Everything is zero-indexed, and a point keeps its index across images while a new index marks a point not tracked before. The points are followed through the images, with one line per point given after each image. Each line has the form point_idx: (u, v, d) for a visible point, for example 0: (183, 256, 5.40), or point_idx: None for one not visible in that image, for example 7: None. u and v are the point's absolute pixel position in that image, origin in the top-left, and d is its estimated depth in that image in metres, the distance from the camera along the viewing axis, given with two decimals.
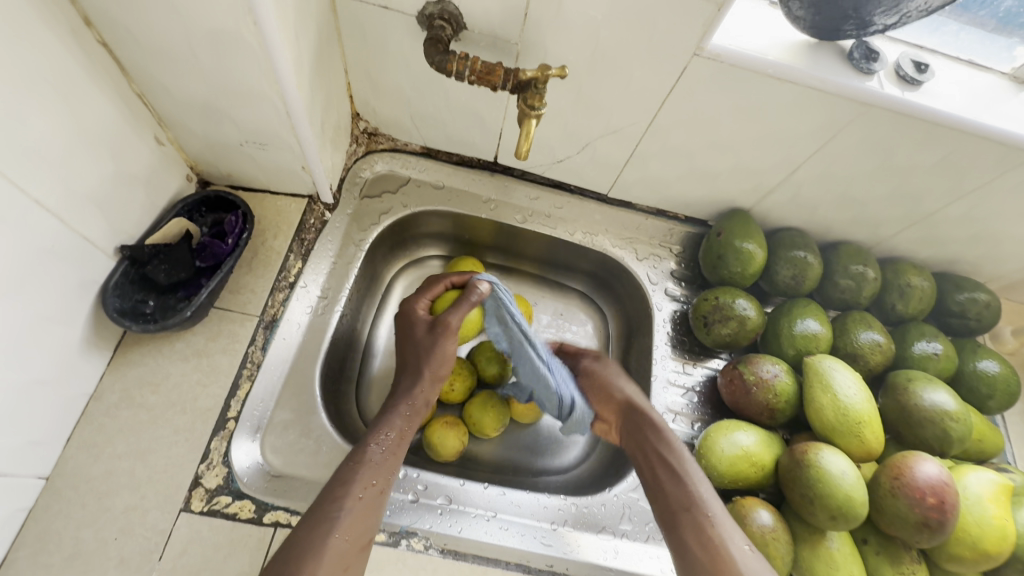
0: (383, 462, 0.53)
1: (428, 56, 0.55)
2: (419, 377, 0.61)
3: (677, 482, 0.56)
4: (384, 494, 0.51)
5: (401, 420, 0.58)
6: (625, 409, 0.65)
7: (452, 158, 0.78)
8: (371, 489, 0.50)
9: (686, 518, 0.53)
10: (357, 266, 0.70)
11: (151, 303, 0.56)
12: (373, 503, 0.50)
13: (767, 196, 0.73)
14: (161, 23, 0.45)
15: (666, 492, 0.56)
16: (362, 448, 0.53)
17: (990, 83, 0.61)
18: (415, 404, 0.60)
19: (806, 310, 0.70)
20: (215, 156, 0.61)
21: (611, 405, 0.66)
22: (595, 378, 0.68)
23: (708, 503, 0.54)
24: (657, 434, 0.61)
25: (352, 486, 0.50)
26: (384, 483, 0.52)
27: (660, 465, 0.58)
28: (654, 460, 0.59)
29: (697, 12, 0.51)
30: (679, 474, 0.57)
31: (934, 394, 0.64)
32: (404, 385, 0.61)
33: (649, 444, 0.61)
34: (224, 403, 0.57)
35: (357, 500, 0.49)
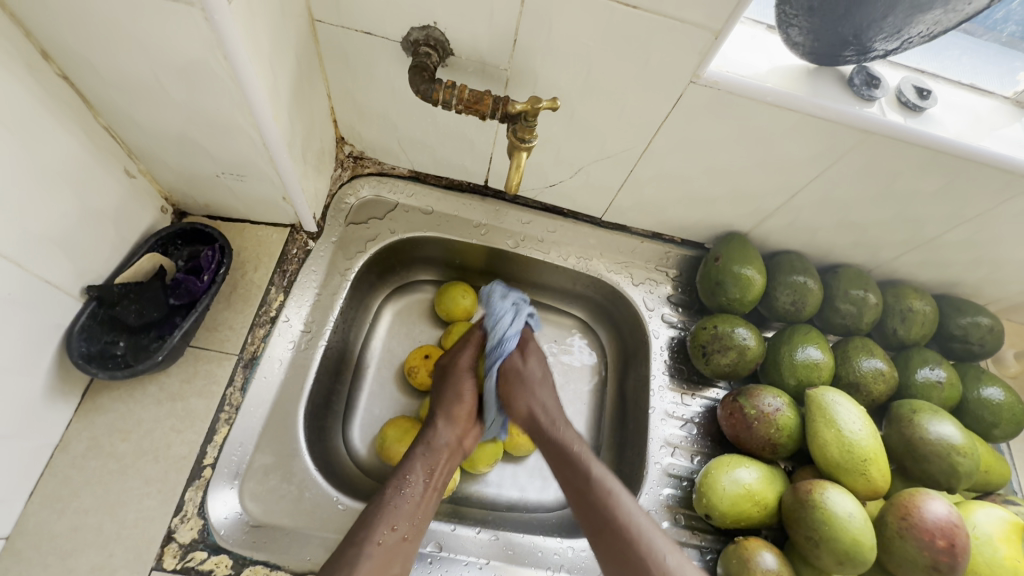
0: (411, 509, 0.55)
1: (413, 84, 0.53)
2: (450, 426, 0.62)
3: (595, 500, 0.56)
4: (408, 541, 0.53)
5: (426, 464, 0.59)
6: (529, 421, 0.63)
7: (441, 182, 0.75)
8: (397, 531, 0.52)
9: (609, 542, 0.54)
10: (343, 297, 0.67)
11: (122, 344, 0.53)
12: (401, 548, 0.52)
13: (765, 220, 0.71)
14: (126, 55, 0.42)
15: (586, 505, 0.56)
16: (393, 490, 0.55)
17: (993, 108, 0.59)
18: (440, 449, 0.60)
19: (807, 338, 0.68)
20: (190, 187, 0.59)
21: (524, 403, 0.63)
22: (507, 376, 0.65)
23: (633, 519, 0.54)
24: (567, 456, 0.59)
25: (381, 530, 0.52)
26: (410, 528, 0.54)
27: (577, 486, 0.57)
28: (572, 487, 0.58)
29: (692, 39, 0.49)
30: (598, 496, 0.56)
31: (940, 427, 0.62)
32: (439, 424, 0.62)
33: (560, 466, 0.60)
34: (200, 450, 0.54)
35: (385, 543, 0.51)
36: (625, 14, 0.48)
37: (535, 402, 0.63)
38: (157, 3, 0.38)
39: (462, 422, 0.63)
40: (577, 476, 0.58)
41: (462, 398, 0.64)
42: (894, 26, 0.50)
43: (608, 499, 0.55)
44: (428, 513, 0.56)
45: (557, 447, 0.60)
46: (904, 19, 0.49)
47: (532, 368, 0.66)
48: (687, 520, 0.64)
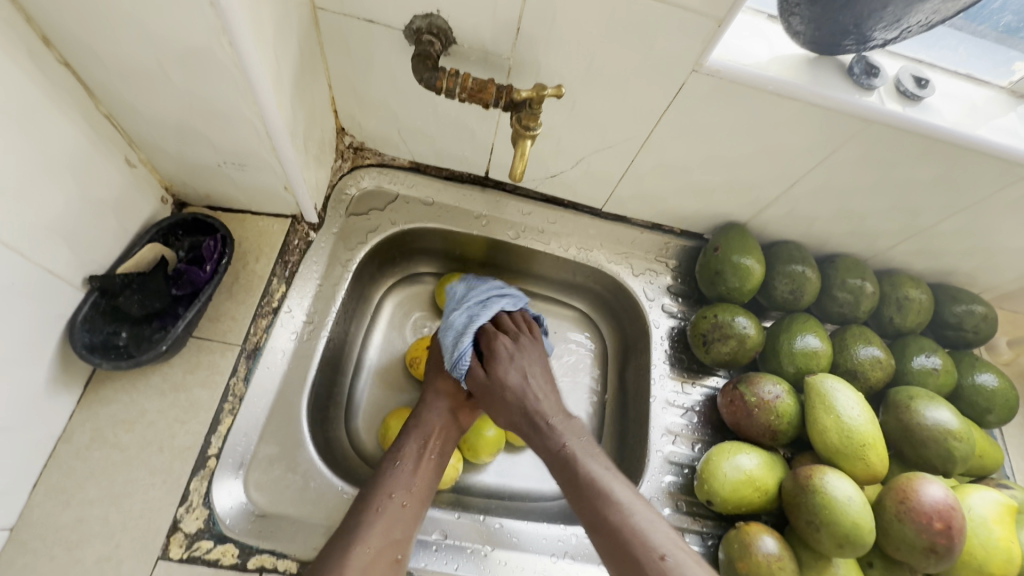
0: (408, 476, 0.56)
1: (416, 73, 0.53)
2: (438, 400, 0.63)
3: (575, 481, 0.53)
4: (409, 507, 0.54)
5: (420, 438, 0.60)
6: (520, 413, 0.59)
7: (442, 173, 0.75)
8: (395, 497, 0.54)
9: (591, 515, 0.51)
10: (345, 288, 0.67)
11: (123, 335, 0.52)
12: (403, 514, 0.53)
13: (764, 210, 0.72)
14: (128, 41, 0.42)
15: (569, 484, 0.53)
16: (388, 463, 0.57)
17: (989, 97, 0.60)
18: (432, 423, 0.61)
19: (805, 326, 0.69)
20: (191, 177, 0.58)
21: (503, 415, 0.60)
22: (483, 394, 0.60)
23: (613, 491, 0.51)
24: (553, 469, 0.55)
25: (379, 497, 0.54)
26: (409, 495, 0.55)
27: (556, 465, 0.55)
28: (545, 448, 0.56)
29: (696, 27, 0.49)
30: (570, 458, 0.54)
31: (936, 413, 0.63)
32: (428, 403, 0.63)
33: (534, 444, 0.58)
34: (204, 440, 0.53)
35: (387, 509, 0.53)
36: (629, 2, 0.48)
37: (496, 391, 0.60)
38: None
39: (452, 399, 0.63)
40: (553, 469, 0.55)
41: (445, 370, 0.65)
42: (893, 16, 0.50)
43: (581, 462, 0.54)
44: (427, 479, 0.57)
45: (523, 414, 0.58)
46: (903, 9, 0.49)
47: (505, 377, 0.60)
48: (689, 507, 0.65)
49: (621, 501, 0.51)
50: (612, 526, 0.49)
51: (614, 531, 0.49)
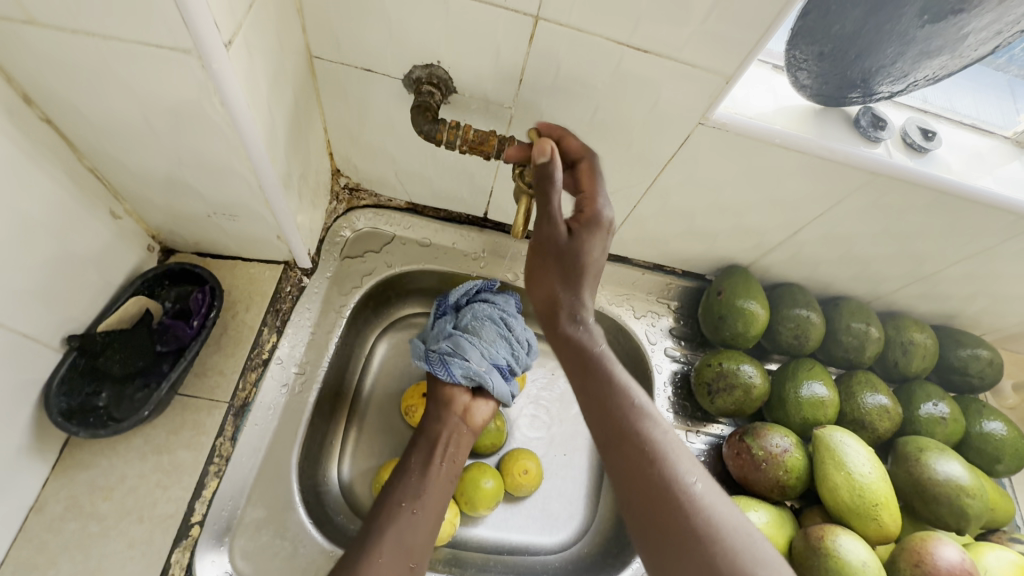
0: (416, 483, 0.57)
1: (415, 123, 0.51)
2: (444, 409, 0.63)
3: (625, 424, 0.45)
4: (418, 514, 0.55)
5: (426, 448, 0.61)
6: (549, 307, 0.54)
7: (439, 214, 0.73)
8: (405, 505, 0.55)
9: (635, 456, 0.43)
10: (338, 335, 0.64)
11: (104, 395, 0.50)
12: (412, 520, 0.54)
13: (766, 254, 0.71)
14: (115, 99, 0.40)
15: (613, 430, 0.45)
16: (398, 473, 0.59)
17: (994, 148, 0.60)
18: (438, 432, 0.62)
19: (812, 373, 0.67)
20: (179, 226, 0.56)
21: (542, 293, 0.55)
22: (547, 242, 0.51)
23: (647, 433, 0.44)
24: (586, 355, 0.50)
25: (390, 507, 0.55)
26: (419, 502, 0.56)
27: (603, 406, 0.47)
28: (594, 398, 0.48)
29: (702, 83, 0.48)
30: (624, 407, 0.46)
31: (947, 466, 0.61)
32: (431, 415, 0.63)
33: (599, 359, 0.50)
34: (187, 507, 0.51)
35: (399, 517, 0.54)
36: (635, 57, 0.47)
37: (568, 297, 0.53)
38: (149, 50, 0.36)
39: (457, 406, 0.63)
40: (615, 397, 0.47)
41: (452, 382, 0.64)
42: (902, 70, 0.50)
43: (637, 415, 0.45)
44: (438, 487, 0.58)
45: (583, 345, 0.51)
46: (911, 64, 0.49)
47: (590, 246, 0.50)
48: None
49: (677, 467, 0.42)
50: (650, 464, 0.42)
51: (665, 494, 0.41)
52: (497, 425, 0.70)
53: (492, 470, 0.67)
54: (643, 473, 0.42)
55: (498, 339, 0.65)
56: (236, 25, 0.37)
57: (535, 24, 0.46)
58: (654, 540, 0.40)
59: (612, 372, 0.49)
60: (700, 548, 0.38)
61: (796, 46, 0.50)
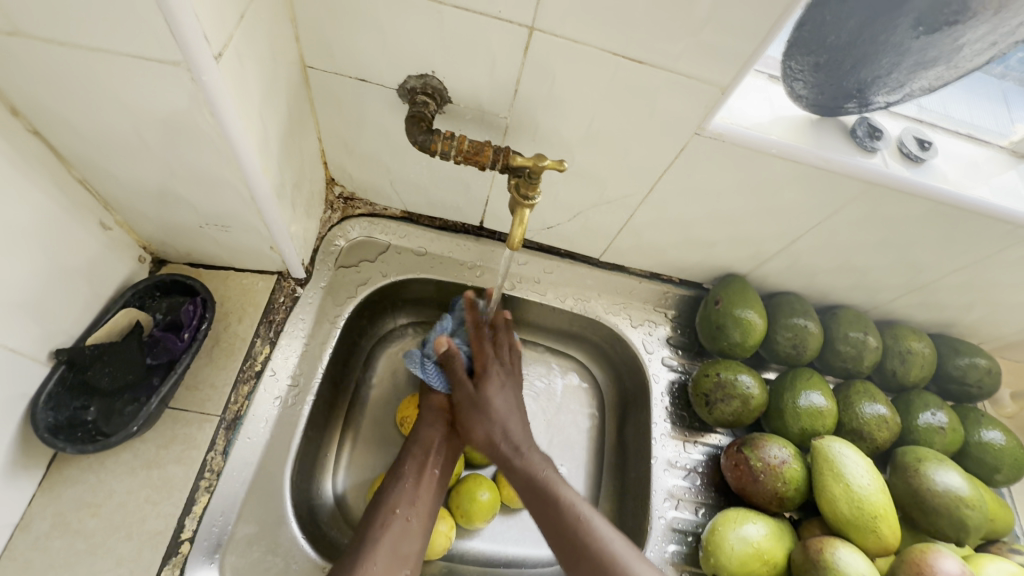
0: (410, 491, 0.57)
1: (409, 134, 0.51)
2: (438, 415, 0.62)
3: (569, 530, 0.52)
4: (411, 522, 0.55)
5: (420, 453, 0.60)
6: (488, 446, 0.60)
7: (435, 223, 0.72)
8: (399, 513, 0.55)
9: (586, 572, 0.51)
10: (332, 346, 0.63)
11: (92, 409, 0.49)
12: (406, 528, 0.55)
13: (764, 263, 0.70)
14: (104, 111, 0.40)
15: (556, 528, 0.53)
16: (393, 478, 0.59)
17: (990, 157, 0.60)
18: (433, 437, 0.61)
19: (810, 383, 0.67)
20: (170, 237, 0.55)
21: (483, 430, 0.60)
22: (469, 403, 0.61)
23: (578, 512, 0.54)
24: (523, 474, 0.57)
25: (384, 514, 0.55)
26: (414, 510, 0.56)
27: (545, 517, 0.54)
28: (530, 499, 0.56)
29: (698, 94, 0.48)
30: (558, 500, 0.54)
31: (946, 476, 0.61)
32: (426, 418, 0.62)
33: (546, 486, 0.56)
34: (177, 523, 0.50)
35: (393, 525, 0.54)
36: (631, 68, 0.47)
37: (500, 395, 0.61)
38: (139, 62, 0.35)
39: (454, 411, 0.63)
40: (546, 497, 0.55)
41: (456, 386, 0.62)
42: (898, 80, 0.50)
43: (569, 504, 0.54)
44: (432, 492, 0.59)
45: (519, 468, 0.57)
46: (907, 74, 0.49)
47: (492, 398, 0.60)
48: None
49: (598, 529, 0.53)
50: (579, 540, 0.52)
51: (598, 565, 0.50)
52: None
53: (488, 482, 0.66)
54: (586, 574, 0.51)
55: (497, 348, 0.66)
56: (226, 36, 0.37)
57: (530, 34, 0.45)
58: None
59: (549, 481, 0.56)
60: None
61: (793, 56, 0.50)
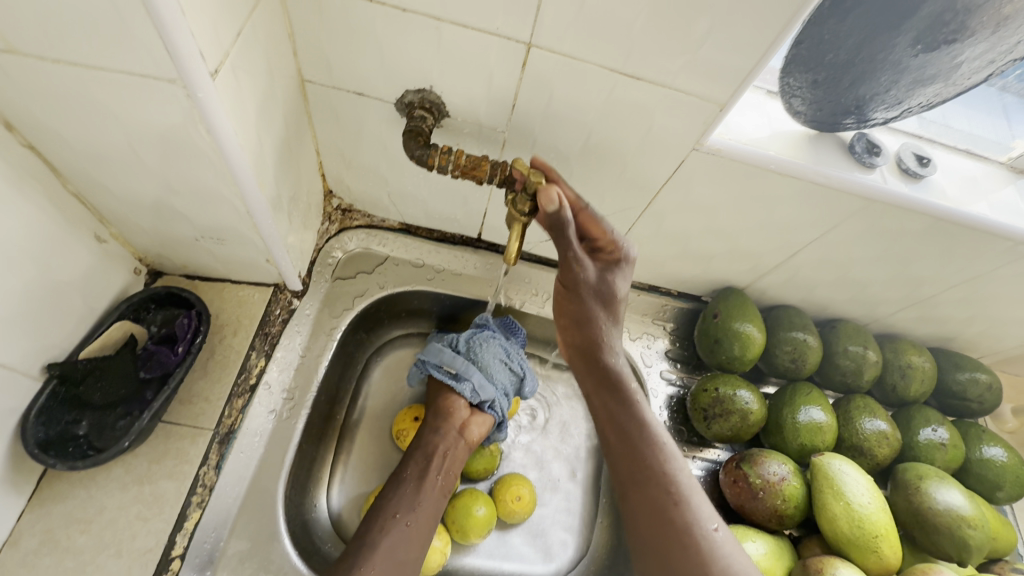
0: (411, 496, 0.57)
1: (407, 149, 0.51)
2: (444, 421, 0.62)
3: (650, 466, 0.54)
4: (409, 529, 0.54)
5: (423, 457, 0.60)
6: (585, 345, 0.59)
7: (433, 234, 0.71)
8: (399, 519, 0.55)
9: (654, 501, 0.53)
10: (328, 359, 0.63)
11: (84, 424, 0.49)
12: (405, 535, 0.54)
13: (763, 277, 0.70)
14: (99, 127, 0.40)
15: (615, 425, 0.58)
16: (392, 484, 0.58)
17: (989, 173, 0.59)
18: (436, 443, 0.61)
19: (810, 398, 0.66)
20: (166, 249, 0.55)
21: (578, 337, 0.59)
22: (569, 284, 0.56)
23: (677, 479, 0.53)
24: (620, 384, 0.58)
25: (384, 519, 0.54)
26: (414, 516, 0.56)
27: (627, 442, 0.56)
28: (622, 430, 0.57)
29: (695, 110, 0.48)
30: (653, 450, 0.55)
31: (947, 494, 0.60)
32: (428, 431, 0.62)
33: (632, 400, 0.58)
34: (168, 539, 0.49)
35: (392, 531, 0.54)
36: (628, 84, 0.47)
37: (602, 314, 0.58)
38: (134, 79, 0.35)
39: (456, 419, 0.63)
40: (632, 416, 0.57)
41: (451, 391, 0.65)
42: (895, 98, 0.50)
43: (662, 454, 0.55)
44: (432, 501, 0.58)
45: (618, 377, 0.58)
46: (905, 92, 0.49)
47: (613, 283, 0.55)
48: None
49: (697, 508, 0.52)
50: (652, 465, 0.54)
51: (680, 534, 0.51)
52: (490, 450, 0.68)
53: (484, 497, 0.65)
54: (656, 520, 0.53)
55: (500, 364, 0.66)
56: (222, 54, 0.37)
57: (527, 50, 0.45)
58: (653, 560, 0.52)
59: (643, 416, 0.57)
60: (691, 549, 0.50)
61: (790, 74, 0.50)
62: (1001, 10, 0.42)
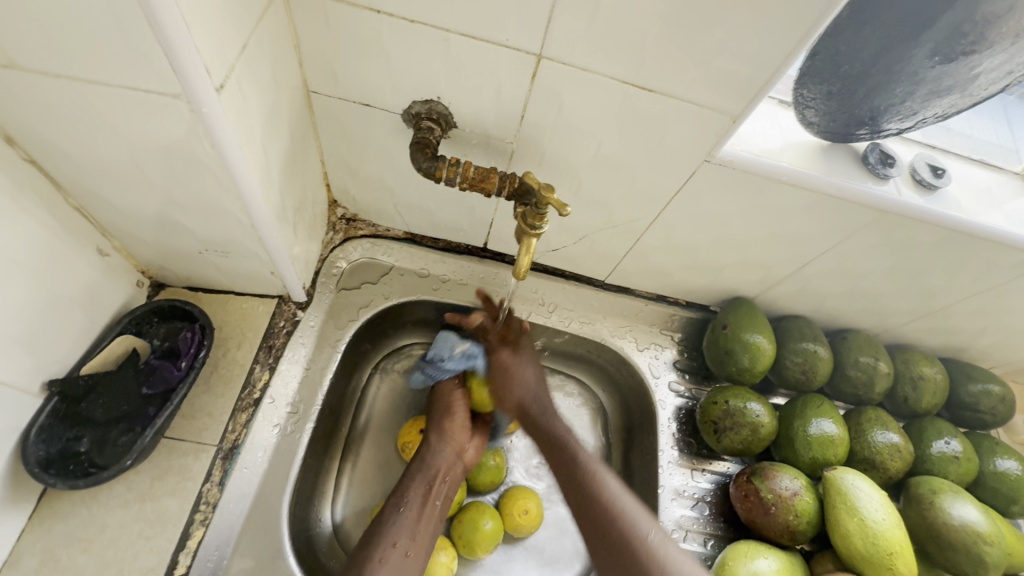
0: (412, 524, 0.55)
1: (414, 160, 0.50)
2: (446, 443, 0.61)
3: (583, 484, 0.53)
4: (408, 558, 0.52)
5: (425, 479, 0.59)
6: (519, 408, 0.60)
7: (438, 244, 0.71)
8: (400, 546, 0.52)
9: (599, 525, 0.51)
10: (333, 371, 0.62)
11: (86, 440, 0.48)
12: (404, 564, 0.52)
13: (772, 287, 0.69)
14: (102, 142, 0.39)
15: (561, 466, 0.56)
16: (392, 507, 0.55)
17: (1004, 183, 0.59)
18: (439, 465, 0.60)
19: (821, 411, 0.65)
20: (169, 262, 0.55)
21: (513, 398, 0.60)
22: (496, 369, 0.61)
23: (614, 502, 0.52)
24: (564, 444, 0.57)
25: (383, 547, 0.52)
26: (413, 545, 0.53)
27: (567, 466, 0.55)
28: (566, 472, 0.55)
29: (708, 122, 0.47)
30: (592, 479, 0.53)
31: (962, 509, 0.59)
32: (429, 450, 0.61)
33: (570, 442, 0.57)
34: (171, 558, 0.48)
35: (391, 560, 0.51)
36: (640, 95, 0.46)
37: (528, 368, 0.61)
38: (137, 94, 0.35)
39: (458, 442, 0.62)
40: (563, 451, 0.56)
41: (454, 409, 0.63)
42: (911, 109, 0.49)
43: (607, 493, 0.52)
44: (431, 527, 0.56)
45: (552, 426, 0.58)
46: (921, 103, 0.48)
47: (521, 365, 0.61)
48: None
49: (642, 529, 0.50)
50: (600, 492, 0.52)
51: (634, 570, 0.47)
52: (496, 462, 0.67)
53: (491, 510, 0.64)
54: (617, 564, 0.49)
55: None
56: (228, 67, 0.36)
57: (537, 62, 0.45)
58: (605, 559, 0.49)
59: (578, 451, 0.56)
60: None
61: (805, 85, 0.49)
62: (1022, 21, 0.41)
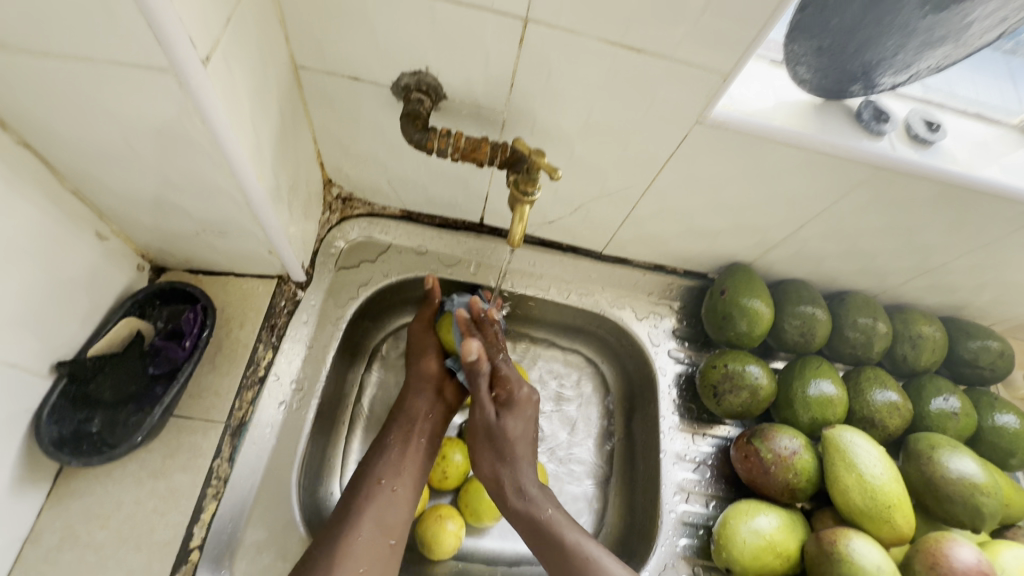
0: (396, 461, 0.58)
1: (405, 133, 0.50)
2: (424, 385, 0.63)
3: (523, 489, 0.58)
4: (395, 494, 0.56)
5: (407, 424, 0.61)
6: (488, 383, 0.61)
7: (435, 220, 0.71)
8: (384, 484, 0.56)
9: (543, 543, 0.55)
10: (335, 349, 0.63)
11: (97, 421, 0.49)
12: (392, 499, 0.56)
13: (770, 251, 0.69)
14: (92, 121, 0.39)
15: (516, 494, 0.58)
16: (377, 450, 0.59)
17: (1000, 136, 0.58)
18: (419, 408, 0.62)
19: (820, 371, 0.66)
20: (168, 245, 0.55)
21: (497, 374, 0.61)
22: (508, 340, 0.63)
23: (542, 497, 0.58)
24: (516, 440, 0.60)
25: (370, 486, 0.56)
26: (398, 481, 0.57)
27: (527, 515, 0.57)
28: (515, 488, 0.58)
29: (699, 81, 0.47)
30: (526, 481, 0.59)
31: (960, 463, 0.60)
32: (411, 392, 0.63)
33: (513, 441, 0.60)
34: (186, 531, 0.50)
35: (376, 497, 0.55)
36: (628, 57, 0.46)
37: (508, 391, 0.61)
38: (124, 70, 0.35)
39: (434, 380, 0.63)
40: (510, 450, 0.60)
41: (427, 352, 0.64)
42: (904, 62, 0.48)
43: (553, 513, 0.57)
44: (416, 464, 0.59)
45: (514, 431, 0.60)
46: (914, 55, 0.48)
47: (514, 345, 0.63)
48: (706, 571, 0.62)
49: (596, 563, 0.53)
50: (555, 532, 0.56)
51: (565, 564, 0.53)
52: None
53: None
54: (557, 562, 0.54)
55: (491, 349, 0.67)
56: (213, 41, 0.36)
57: (524, 26, 0.44)
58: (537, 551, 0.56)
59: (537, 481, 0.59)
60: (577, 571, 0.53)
61: (795, 39, 0.48)
62: None
